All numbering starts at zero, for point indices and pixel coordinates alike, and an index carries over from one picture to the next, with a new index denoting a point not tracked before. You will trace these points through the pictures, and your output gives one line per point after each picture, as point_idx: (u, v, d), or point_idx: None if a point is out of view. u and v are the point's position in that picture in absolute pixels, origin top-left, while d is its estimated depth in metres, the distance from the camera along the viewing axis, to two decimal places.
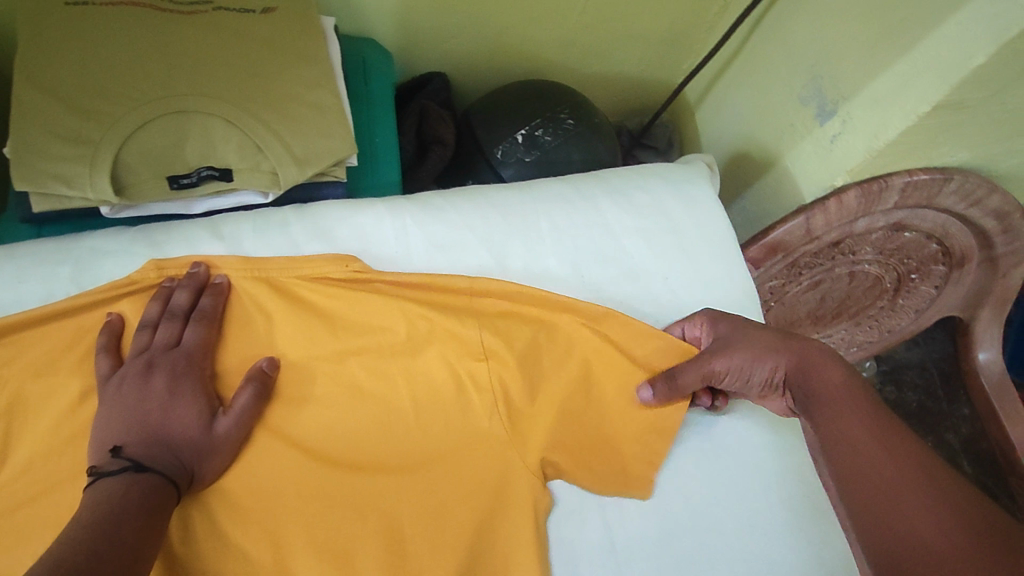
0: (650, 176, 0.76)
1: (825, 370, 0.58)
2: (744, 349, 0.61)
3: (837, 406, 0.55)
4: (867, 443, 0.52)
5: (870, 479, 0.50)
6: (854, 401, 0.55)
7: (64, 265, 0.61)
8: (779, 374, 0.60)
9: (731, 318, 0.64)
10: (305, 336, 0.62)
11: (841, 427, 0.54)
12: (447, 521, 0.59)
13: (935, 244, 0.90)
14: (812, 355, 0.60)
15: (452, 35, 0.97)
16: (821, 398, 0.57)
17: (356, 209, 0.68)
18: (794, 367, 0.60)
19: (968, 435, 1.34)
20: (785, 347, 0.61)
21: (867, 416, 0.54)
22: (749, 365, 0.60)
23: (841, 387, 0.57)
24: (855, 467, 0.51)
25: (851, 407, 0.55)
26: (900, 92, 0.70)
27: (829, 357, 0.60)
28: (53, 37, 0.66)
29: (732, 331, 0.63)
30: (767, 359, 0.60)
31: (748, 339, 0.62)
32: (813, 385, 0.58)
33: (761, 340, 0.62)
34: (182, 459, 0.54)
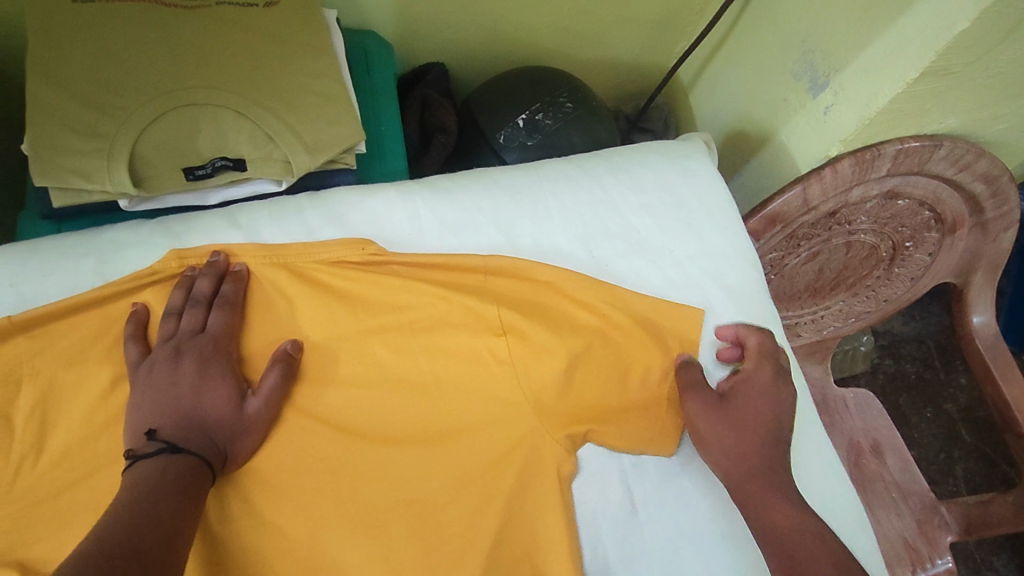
0: (652, 153, 0.78)
1: (779, 501, 0.57)
2: (721, 436, 0.62)
3: (768, 502, 0.58)
4: (785, 521, 0.56)
5: (801, 561, 0.53)
6: (813, 538, 0.54)
7: (87, 258, 0.63)
8: (728, 471, 0.61)
9: (758, 404, 0.63)
10: (327, 318, 0.64)
11: (767, 508, 0.57)
12: (476, 490, 0.60)
13: (927, 211, 0.93)
14: (771, 474, 0.59)
15: (451, 24, 0.98)
16: (777, 534, 0.56)
17: (368, 194, 0.70)
18: (741, 476, 0.60)
19: (967, 403, 1.38)
20: (750, 456, 0.60)
21: (782, 498, 0.58)
22: (714, 438, 0.62)
23: (792, 521, 0.56)
24: (777, 544, 0.55)
25: (803, 545, 0.54)
26: (889, 60, 0.72)
27: (785, 489, 0.59)
28: (65, 34, 0.68)
29: (747, 402, 0.63)
30: (730, 451, 0.61)
31: (744, 411, 0.63)
32: (761, 517, 0.57)
33: (754, 421, 0.62)
34: (216, 440, 0.56)
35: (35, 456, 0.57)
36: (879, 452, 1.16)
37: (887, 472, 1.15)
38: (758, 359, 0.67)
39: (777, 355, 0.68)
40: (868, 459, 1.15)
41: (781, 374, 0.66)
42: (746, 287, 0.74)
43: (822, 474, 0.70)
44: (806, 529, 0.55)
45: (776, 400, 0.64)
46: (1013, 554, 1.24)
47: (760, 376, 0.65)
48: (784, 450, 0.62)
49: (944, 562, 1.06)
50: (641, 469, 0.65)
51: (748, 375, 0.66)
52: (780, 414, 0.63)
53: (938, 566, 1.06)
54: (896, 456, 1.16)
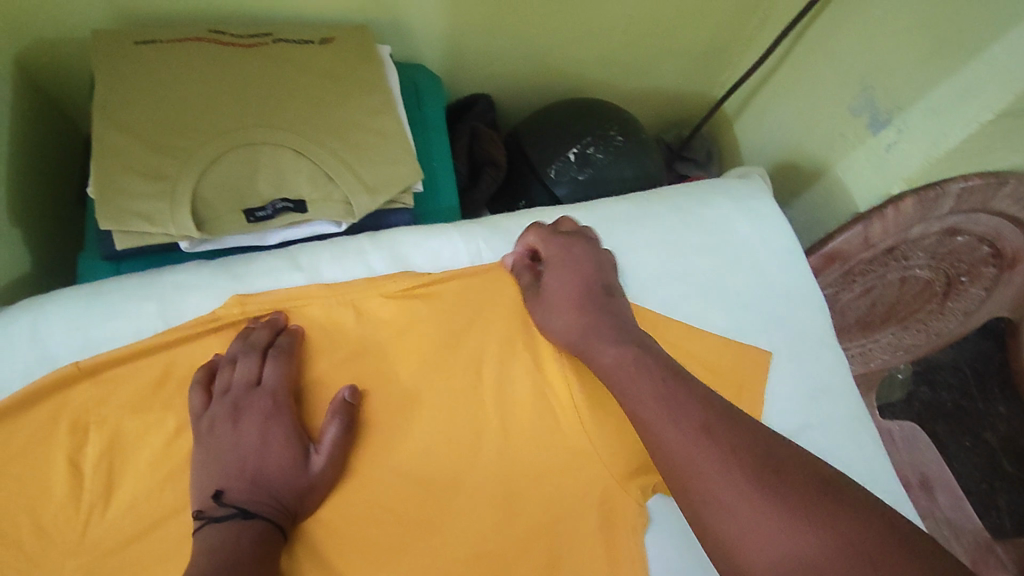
0: (712, 192, 0.77)
1: (609, 345, 0.59)
2: (550, 310, 0.63)
3: (601, 349, 0.59)
4: (619, 362, 0.57)
5: (630, 387, 0.55)
6: (640, 371, 0.56)
7: (149, 302, 0.61)
8: (567, 338, 0.61)
9: (565, 262, 0.64)
10: (394, 361, 0.63)
11: (602, 354, 0.59)
12: (548, 542, 0.59)
13: (986, 247, 0.90)
14: (598, 320, 0.61)
15: (499, 57, 0.98)
16: (616, 373, 0.57)
17: (429, 234, 0.69)
18: (580, 333, 0.61)
19: (1008, 432, 1.20)
20: (579, 319, 0.61)
21: (611, 340, 0.59)
22: (551, 323, 0.62)
23: (625, 360, 0.57)
24: (617, 382, 0.57)
25: (630, 376, 0.56)
26: (963, 102, 0.71)
27: (613, 332, 0.60)
28: (129, 76, 0.68)
29: (560, 276, 0.64)
30: (563, 325, 0.62)
31: (557, 290, 0.63)
32: (599, 367, 0.59)
33: (569, 292, 0.63)
34: (283, 502, 0.53)
35: (103, 506, 0.55)
36: (928, 487, 1.13)
37: (937, 509, 1.11)
38: (547, 238, 0.67)
39: (562, 228, 0.68)
40: (918, 494, 1.11)
41: (577, 237, 0.67)
42: (812, 329, 0.73)
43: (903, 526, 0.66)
44: (636, 364, 0.57)
45: (587, 260, 0.65)
46: None
47: (559, 249, 0.65)
48: (614, 298, 0.63)
49: None
50: None
51: (548, 259, 0.65)
52: (592, 268, 0.65)
53: None
54: (947, 492, 1.12)
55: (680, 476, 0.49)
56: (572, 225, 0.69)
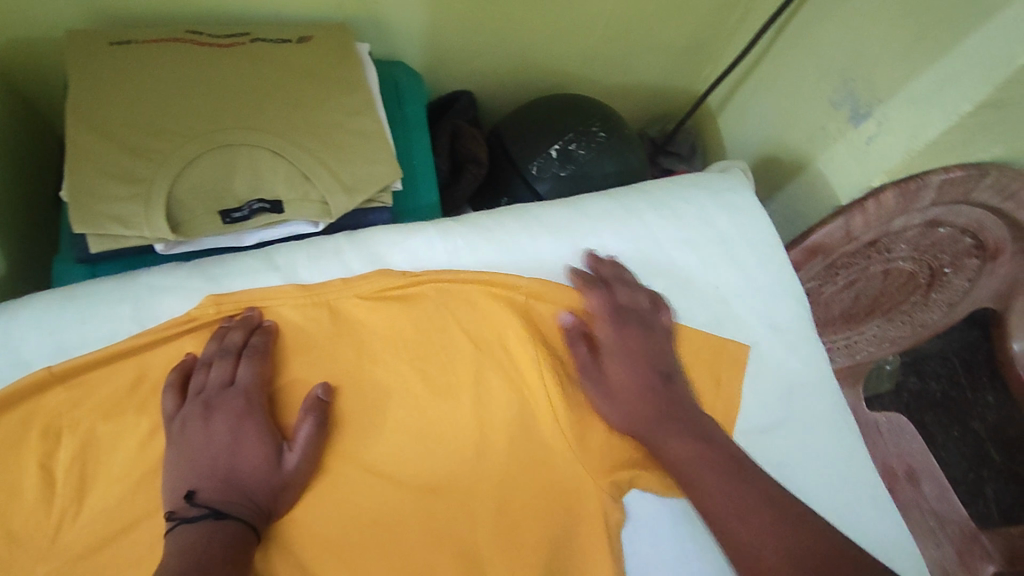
0: (692, 186, 0.77)
1: (673, 440, 0.60)
2: (611, 400, 0.63)
3: (667, 440, 0.60)
4: (688, 455, 0.59)
5: (699, 480, 0.58)
6: (710, 466, 0.58)
7: (124, 304, 0.61)
8: (617, 422, 0.62)
9: (626, 346, 0.64)
10: (371, 360, 0.63)
11: (669, 446, 0.60)
12: (523, 540, 0.60)
13: (968, 239, 0.90)
14: (664, 410, 0.62)
15: (481, 53, 0.97)
16: (682, 467, 0.59)
17: (406, 233, 0.68)
18: (639, 420, 0.61)
19: (996, 421, 1.21)
20: (644, 412, 0.62)
21: (677, 432, 0.60)
22: (600, 406, 0.63)
23: (693, 454, 0.59)
24: (685, 471, 0.59)
25: (702, 469, 0.58)
26: (941, 92, 0.71)
27: (677, 421, 0.61)
28: (101, 77, 0.67)
29: (621, 365, 0.64)
30: (615, 410, 0.62)
31: (617, 373, 0.63)
32: (666, 459, 0.60)
33: (630, 377, 0.63)
34: (257, 502, 0.54)
35: (75, 511, 0.55)
36: (914, 478, 1.13)
37: (923, 499, 1.11)
38: (604, 316, 0.65)
39: (619, 297, 0.66)
40: (903, 485, 1.12)
41: (634, 315, 0.65)
42: (790, 322, 0.73)
43: (880, 519, 0.66)
44: (705, 458, 0.59)
45: (648, 346, 0.65)
46: None
47: (617, 335, 0.64)
48: (673, 382, 0.64)
49: None
50: (691, 517, 0.63)
51: (606, 338, 0.65)
52: (654, 349, 0.65)
53: None
54: (933, 482, 1.13)
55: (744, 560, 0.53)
56: (626, 291, 0.67)
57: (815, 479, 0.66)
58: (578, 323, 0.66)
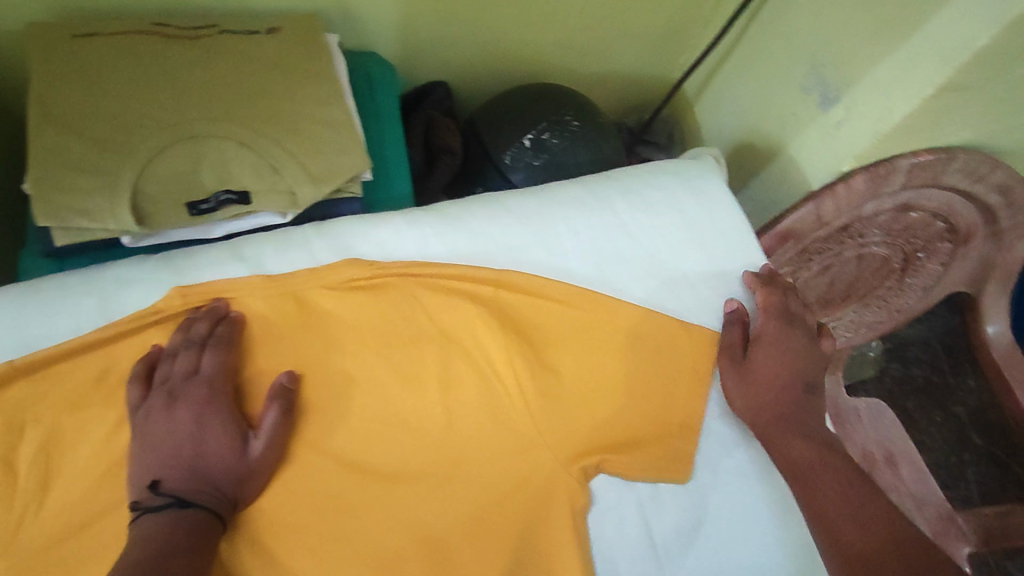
0: (661, 173, 0.77)
1: (799, 441, 0.64)
2: (750, 391, 0.65)
3: (792, 440, 0.64)
4: (815, 457, 0.63)
5: (816, 478, 0.63)
6: (828, 469, 0.63)
7: (89, 298, 0.60)
8: (754, 415, 0.65)
9: (784, 351, 0.67)
10: (338, 349, 0.63)
11: (793, 445, 0.64)
12: (489, 526, 0.61)
13: (940, 223, 0.90)
14: (799, 416, 0.66)
15: (453, 43, 0.97)
16: (802, 467, 0.63)
17: (373, 223, 0.68)
18: (772, 420, 0.65)
19: (976, 406, 1.32)
20: (777, 407, 0.65)
21: (807, 437, 0.65)
22: (739, 395, 0.66)
23: (816, 458, 0.63)
24: (807, 469, 0.63)
25: (823, 473, 0.63)
26: (907, 75, 0.71)
27: (807, 430, 0.65)
28: (67, 71, 0.67)
29: (770, 361, 0.66)
30: (753, 403, 0.65)
31: (765, 369, 0.66)
32: (783, 458, 0.64)
33: (778, 378, 0.66)
34: (222, 489, 0.55)
35: (37, 504, 0.55)
36: (893, 462, 1.13)
37: (902, 483, 1.12)
38: (771, 314, 0.68)
39: (792, 304, 0.70)
40: (882, 469, 1.11)
41: (803, 323, 0.69)
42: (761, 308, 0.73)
43: None
44: (832, 467, 0.63)
45: (804, 354, 0.67)
46: None
47: (780, 332, 0.68)
48: (813, 393, 0.67)
49: None
50: (657, 502, 0.64)
51: (764, 335, 0.68)
52: (806, 360, 0.67)
53: None
54: (910, 466, 1.14)
55: (842, 552, 0.59)
56: (798, 302, 0.71)
57: None
58: (735, 313, 0.69)
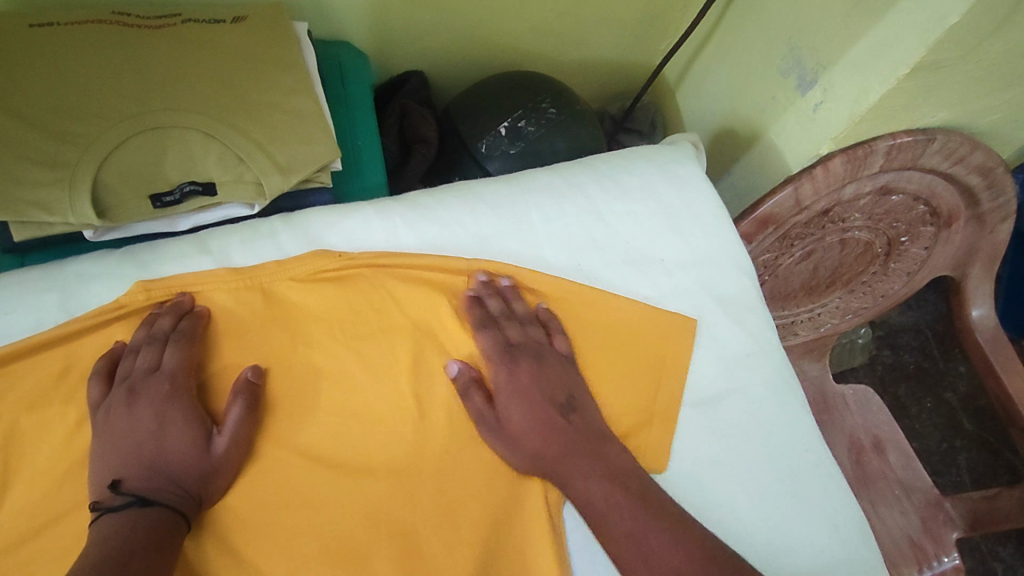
0: (636, 159, 0.76)
1: (584, 477, 0.58)
2: (516, 449, 0.61)
3: (582, 477, 0.58)
4: (598, 492, 0.57)
5: (604, 515, 0.56)
6: (627, 503, 0.56)
7: (50, 293, 0.59)
8: (533, 459, 0.60)
9: (523, 393, 0.62)
10: (308, 343, 0.62)
11: (579, 485, 0.58)
12: (459, 519, 0.59)
13: (922, 206, 0.89)
14: (573, 447, 0.60)
15: (431, 31, 0.96)
16: (592, 508, 0.57)
17: (343, 213, 0.66)
18: (551, 456, 0.60)
19: (967, 392, 1.35)
20: (554, 451, 0.60)
21: (590, 471, 0.59)
22: (511, 454, 0.61)
23: (602, 496, 0.57)
24: (597, 510, 0.57)
25: (614, 510, 0.56)
26: (880, 54, 0.70)
27: (588, 458, 0.59)
28: (22, 61, 0.65)
29: (519, 407, 0.62)
30: (525, 455, 0.60)
31: (514, 419, 0.61)
32: (574, 494, 0.58)
33: (529, 425, 0.61)
34: (185, 487, 0.54)
35: None
36: (880, 448, 1.08)
37: (889, 469, 1.06)
38: (494, 357, 0.63)
39: (507, 335, 0.64)
40: (870, 456, 1.06)
41: (527, 351, 0.63)
42: (735, 293, 0.73)
43: (824, 485, 0.66)
44: (625, 495, 0.57)
45: (538, 382, 0.62)
46: (1019, 544, 1.27)
47: (511, 372, 0.63)
48: (576, 410, 0.62)
49: (951, 559, 0.98)
50: None
51: (500, 387, 0.62)
52: (546, 390, 0.62)
53: (944, 564, 0.97)
54: (898, 452, 1.08)
55: None
56: (522, 327, 0.64)
57: (762, 448, 0.66)
58: (465, 376, 0.62)
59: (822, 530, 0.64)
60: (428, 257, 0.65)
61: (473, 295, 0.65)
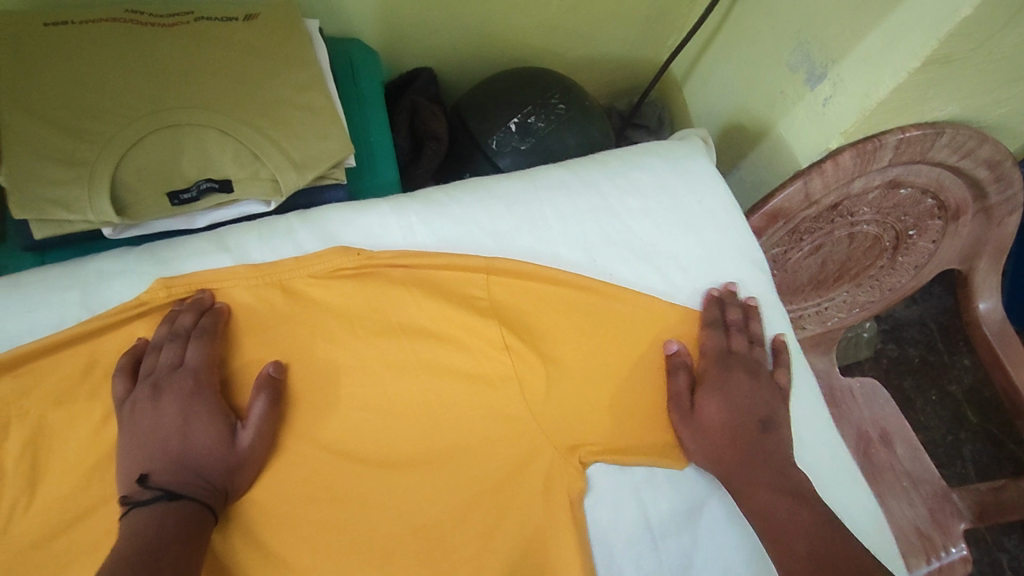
0: (647, 154, 0.76)
1: (763, 486, 0.59)
2: (702, 441, 0.63)
3: (760, 485, 0.59)
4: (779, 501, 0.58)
5: (783, 524, 0.57)
6: (809, 520, 0.56)
7: (72, 291, 0.59)
8: (716, 456, 0.62)
9: (727, 395, 0.64)
10: (327, 339, 0.63)
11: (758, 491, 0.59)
12: (480, 511, 0.61)
13: (930, 199, 0.89)
14: (764, 458, 0.61)
15: (438, 28, 0.96)
16: (769, 516, 0.58)
17: (359, 209, 0.67)
18: (732, 457, 0.61)
19: (971, 384, 1.36)
20: (737, 455, 0.61)
21: (773, 483, 0.59)
22: (691, 438, 0.63)
23: (784, 508, 0.57)
24: (773, 518, 0.58)
25: (790, 521, 0.57)
26: (892, 48, 0.70)
27: (778, 470, 0.60)
28: (39, 61, 0.66)
29: (719, 407, 0.63)
30: (705, 447, 0.62)
31: (711, 415, 0.63)
32: (748, 502, 0.60)
33: (725, 423, 0.63)
34: (211, 481, 0.55)
35: (27, 501, 0.55)
36: (888, 441, 1.08)
37: (896, 461, 1.07)
38: (713, 356, 0.66)
39: (734, 343, 0.67)
40: (878, 449, 1.07)
41: (744, 364, 0.66)
42: (749, 288, 0.73)
43: (839, 476, 0.67)
44: (809, 513, 0.57)
45: (752, 394, 0.65)
46: None
47: (723, 373, 0.65)
48: (772, 432, 0.63)
49: (958, 550, 0.98)
50: (653, 483, 0.63)
51: (709, 380, 0.65)
52: (758, 405, 0.64)
53: (952, 555, 0.97)
54: (906, 444, 1.08)
55: None
56: (745, 343, 0.68)
57: None
58: (682, 362, 0.66)
59: (838, 520, 0.65)
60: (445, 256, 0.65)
61: (716, 295, 0.70)
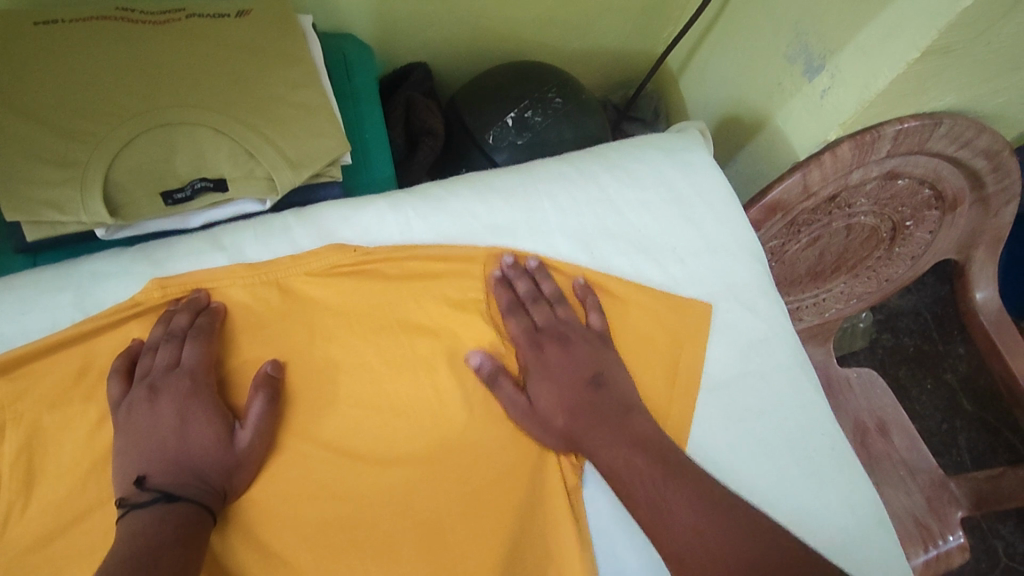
0: (645, 147, 0.76)
1: (607, 447, 0.59)
2: (545, 428, 0.62)
3: (602, 446, 0.60)
4: (624, 456, 0.58)
5: (631, 476, 0.57)
6: (652, 466, 0.57)
7: (65, 293, 0.58)
8: (558, 431, 0.62)
9: (545, 374, 0.63)
10: (327, 339, 0.63)
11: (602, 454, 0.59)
12: (481, 508, 0.60)
13: (927, 190, 0.89)
14: (599, 418, 0.61)
15: (433, 22, 0.95)
16: (618, 476, 0.58)
17: (356, 206, 0.66)
18: (575, 431, 0.61)
19: (966, 373, 1.37)
20: (575, 424, 0.61)
21: (617, 440, 0.59)
22: (536, 429, 0.62)
23: (625, 463, 0.58)
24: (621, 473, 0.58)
25: (639, 473, 0.57)
26: (890, 39, 0.70)
27: (614, 427, 0.60)
28: (27, 59, 0.65)
29: (546, 388, 0.63)
30: (547, 432, 0.62)
31: (542, 399, 0.62)
32: (599, 462, 0.59)
33: (555, 405, 0.62)
34: (210, 482, 0.54)
35: (22, 505, 0.54)
36: (885, 431, 1.08)
37: (893, 451, 1.07)
38: (522, 343, 0.64)
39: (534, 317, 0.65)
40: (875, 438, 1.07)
41: (552, 332, 0.65)
42: (747, 279, 0.73)
43: (838, 467, 0.67)
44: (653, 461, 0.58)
45: (569, 360, 0.63)
46: (1019, 521, 1.29)
47: (536, 355, 0.64)
48: (605, 385, 0.63)
49: (956, 538, 0.98)
50: None
51: (528, 367, 0.64)
52: (581, 369, 0.63)
53: (950, 543, 0.98)
54: (903, 434, 1.08)
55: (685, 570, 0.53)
56: (549, 310, 0.66)
57: (777, 430, 0.67)
58: (490, 367, 0.63)
59: (839, 512, 0.65)
60: (444, 251, 0.65)
61: (498, 277, 0.66)
